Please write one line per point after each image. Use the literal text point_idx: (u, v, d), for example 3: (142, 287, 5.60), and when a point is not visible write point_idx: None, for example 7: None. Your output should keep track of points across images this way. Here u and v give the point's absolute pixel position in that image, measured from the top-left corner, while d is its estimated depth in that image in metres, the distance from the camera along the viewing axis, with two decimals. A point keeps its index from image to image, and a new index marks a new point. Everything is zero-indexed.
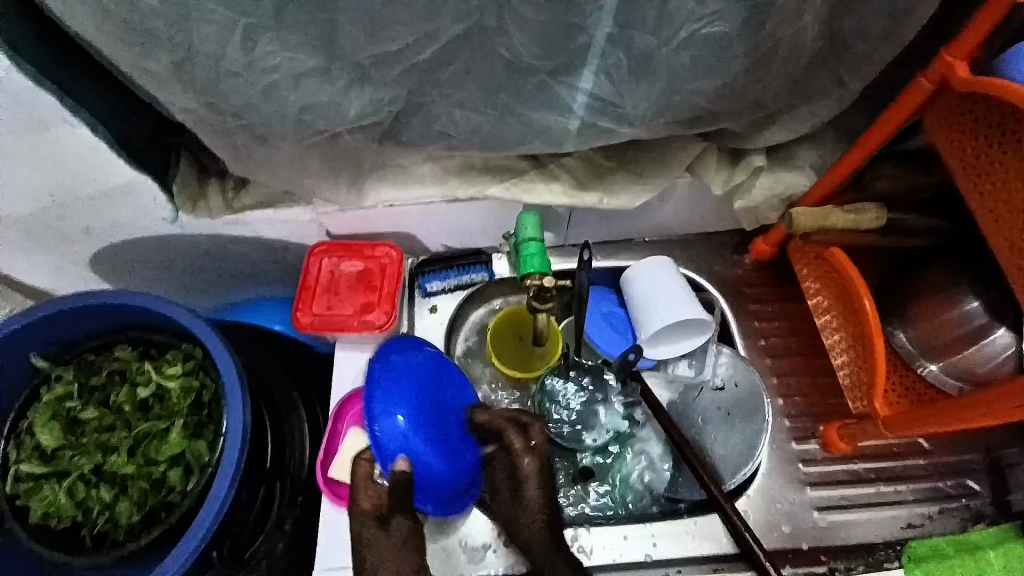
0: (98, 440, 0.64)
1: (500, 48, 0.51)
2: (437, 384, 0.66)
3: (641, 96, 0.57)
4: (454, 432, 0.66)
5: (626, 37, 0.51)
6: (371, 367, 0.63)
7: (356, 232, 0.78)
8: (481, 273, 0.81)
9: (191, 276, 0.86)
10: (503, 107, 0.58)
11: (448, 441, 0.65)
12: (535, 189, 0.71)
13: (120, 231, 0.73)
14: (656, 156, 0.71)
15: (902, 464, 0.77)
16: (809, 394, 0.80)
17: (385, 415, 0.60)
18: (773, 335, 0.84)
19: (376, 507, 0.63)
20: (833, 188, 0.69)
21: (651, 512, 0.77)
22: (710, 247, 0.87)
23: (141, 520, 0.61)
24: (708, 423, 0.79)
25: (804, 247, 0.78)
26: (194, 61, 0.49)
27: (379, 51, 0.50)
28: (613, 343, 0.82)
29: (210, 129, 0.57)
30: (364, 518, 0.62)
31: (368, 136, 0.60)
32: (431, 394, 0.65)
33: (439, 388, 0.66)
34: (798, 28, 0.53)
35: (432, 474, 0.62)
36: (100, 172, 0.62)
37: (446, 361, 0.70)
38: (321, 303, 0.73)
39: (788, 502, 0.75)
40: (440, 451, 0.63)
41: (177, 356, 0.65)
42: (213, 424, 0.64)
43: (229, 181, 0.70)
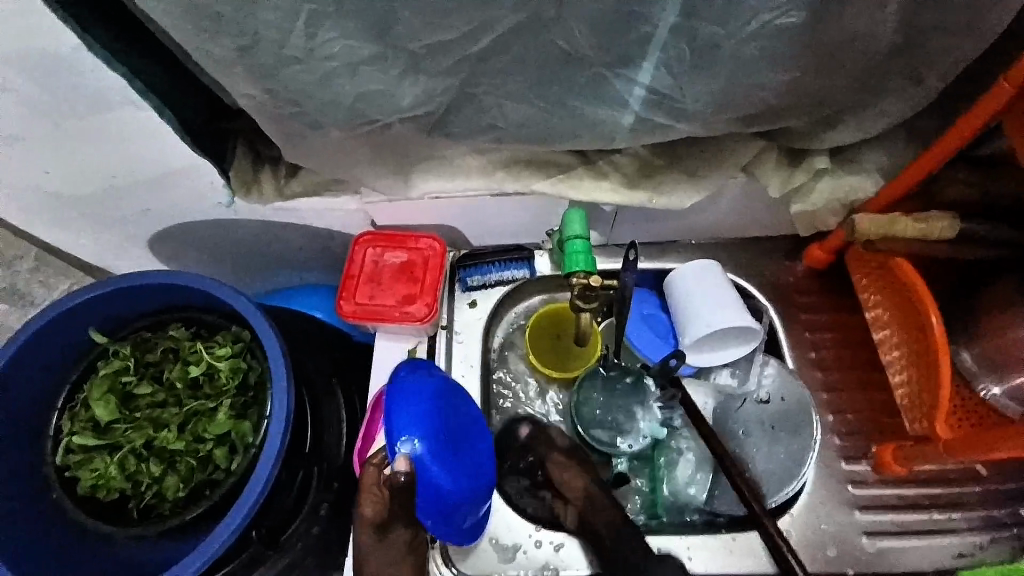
0: (150, 415, 0.66)
1: (558, 38, 0.50)
2: (453, 405, 0.61)
3: (701, 91, 0.55)
4: (476, 457, 0.60)
5: (690, 29, 0.49)
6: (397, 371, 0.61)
7: (399, 222, 0.78)
8: (524, 270, 0.80)
9: (240, 260, 0.88)
10: (557, 99, 0.56)
11: (465, 463, 0.58)
12: (583, 186, 0.69)
13: (177, 213, 0.75)
14: (710, 156, 0.69)
15: (958, 491, 0.73)
16: (862, 412, 0.76)
17: (401, 413, 0.56)
18: (824, 348, 0.80)
19: (377, 515, 0.62)
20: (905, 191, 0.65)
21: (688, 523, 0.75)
22: (759, 251, 0.84)
23: (186, 495, 0.63)
24: (750, 436, 0.76)
25: (864, 256, 0.74)
26: (257, 47, 0.49)
27: (436, 40, 0.49)
28: (654, 347, 0.79)
29: (267, 115, 0.58)
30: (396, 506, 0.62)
31: (419, 126, 0.60)
32: (453, 410, 0.61)
33: (455, 408, 0.61)
34: (877, 22, 0.50)
35: (441, 491, 0.56)
36: (161, 155, 0.64)
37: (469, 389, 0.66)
38: (363, 293, 0.73)
39: (833, 523, 0.71)
40: (454, 465, 0.57)
41: (227, 338, 0.67)
42: (258, 406, 0.66)
43: (280, 167, 0.71)
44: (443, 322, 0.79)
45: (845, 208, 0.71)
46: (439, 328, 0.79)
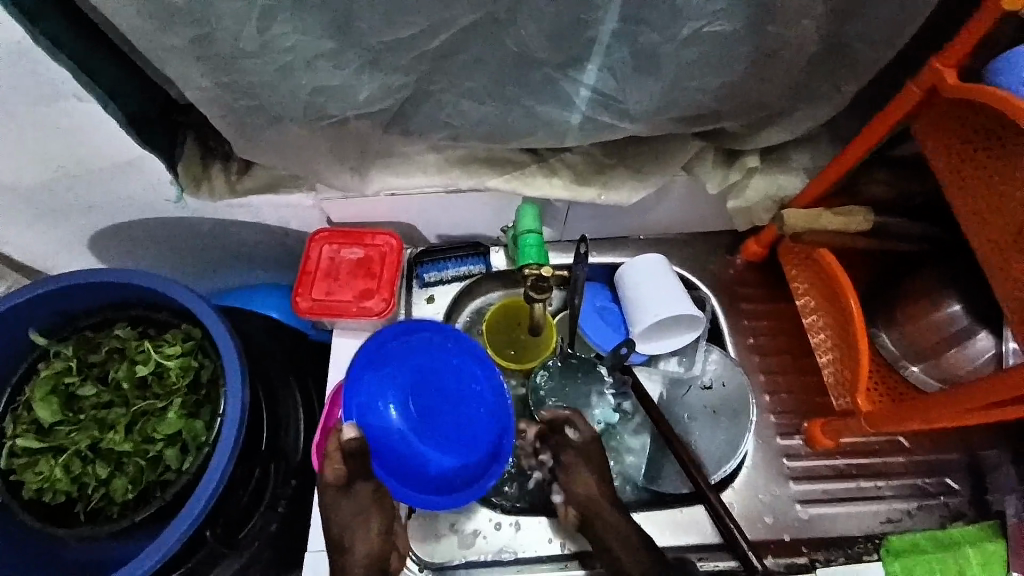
0: (96, 415, 0.64)
1: (509, 40, 0.53)
2: (434, 375, 0.71)
3: (643, 93, 0.58)
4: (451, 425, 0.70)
5: (633, 33, 0.53)
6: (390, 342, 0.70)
7: (357, 219, 0.79)
8: (479, 265, 0.83)
9: (191, 259, 0.86)
10: (509, 98, 0.59)
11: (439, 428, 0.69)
12: (536, 182, 0.73)
13: (121, 209, 0.73)
14: (654, 154, 0.73)
15: (883, 461, 0.80)
16: (795, 391, 0.82)
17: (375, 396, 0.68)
18: (761, 334, 0.86)
19: (338, 479, 0.63)
20: (825, 190, 0.71)
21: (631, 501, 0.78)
22: (703, 246, 0.90)
23: (135, 497, 0.62)
24: (694, 420, 0.80)
25: (793, 248, 0.81)
26: (212, 39, 0.50)
27: (391, 38, 0.51)
28: (606, 337, 0.83)
29: (221, 110, 0.58)
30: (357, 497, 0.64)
31: (375, 123, 0.61)
32: (423, 381, 0.70)
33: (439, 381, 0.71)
34: (798, 32, 0.55)
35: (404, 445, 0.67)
36: (108, 150, 0.63)
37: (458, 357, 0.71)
38: (321, 288, 0.74)
39: (770, 495, 0.77)
40: (423, 433, 0.68)
41: (177, 336, 0.66)
42: (211, 405, 0.65)
43: (233, 164, 0.70)
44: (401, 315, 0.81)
45: (776, 204, 0.78)
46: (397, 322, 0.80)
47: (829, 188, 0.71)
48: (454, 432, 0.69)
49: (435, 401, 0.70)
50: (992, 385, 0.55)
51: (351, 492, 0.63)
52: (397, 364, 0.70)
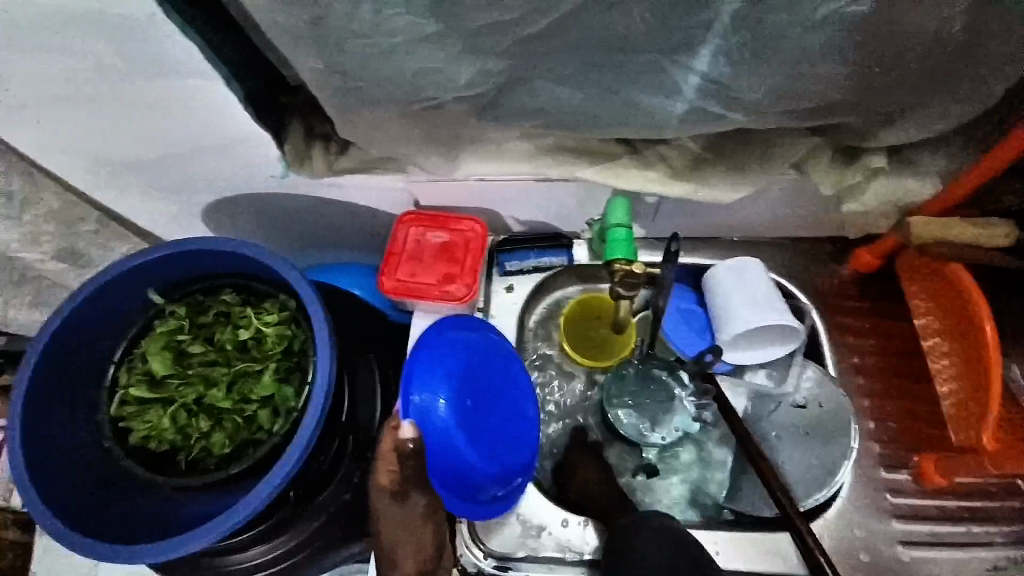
0: (201, 372, 0.70)
1: (617, 24, 0.50)
2: (483, 372, 0.69)
3: (760, 81, 0.54)
4: (494, 430, 0.68)
5: (756, 15, 0.48)
6: (440, 333, 0.69)
7: (443, 204, 0.79)
8: (561, 257, 0.81)
9: (286, 234, 0.91)
10: (610, 84, 0.56)
11: (482, 432, 0.67)
12: (627, 175, 0.69)
13: (231, 183, 0.78)
14: (760, 151, 0.68)
15: (1000, 505, 0.70)
16: (903, 419, 0.74)
17: (429, 390, 0.64)
18: (867, 354, 0.77)
19: (393, 486, 0.60)
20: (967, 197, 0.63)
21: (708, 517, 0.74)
22: (804, 252, 0.82)
23: (231, 452, 0.66)
24: (781, 439, 0.74)
25: (917, 262, 0.72)
26: (325, 21, 0.51)
27: (496, 19, 0.50)
28: (691, 343, 0.78)
29: (327, 90, 0.59)
30: (415, 505, 0.61)
31: (471, 107, 0.61)
32: (472, 378, 0.68)
33: (487, 379, 0.69)
34: (954, 13, 0.48)
35: (456, 451, 0.64)
36: (222, 126, 0.67)
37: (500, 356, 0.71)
38: (405, 270, 0.75)
39: (866, 531, 0.70)
40: (471, 435, 0.66)
41: (274, 305, 0.70)
42: (301, 373, 0.68)
43: (332, 144, 0.73)
44: (479, 304, 0.81)
45: (898, 210, 0.71)
46: (476, 310, 0.80)
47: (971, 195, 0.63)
48: (494, 436, 0.68)
49: (477, 399, 0.68)
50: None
51: (406, 503, 0.60)
52: (450, 357, 0.67)
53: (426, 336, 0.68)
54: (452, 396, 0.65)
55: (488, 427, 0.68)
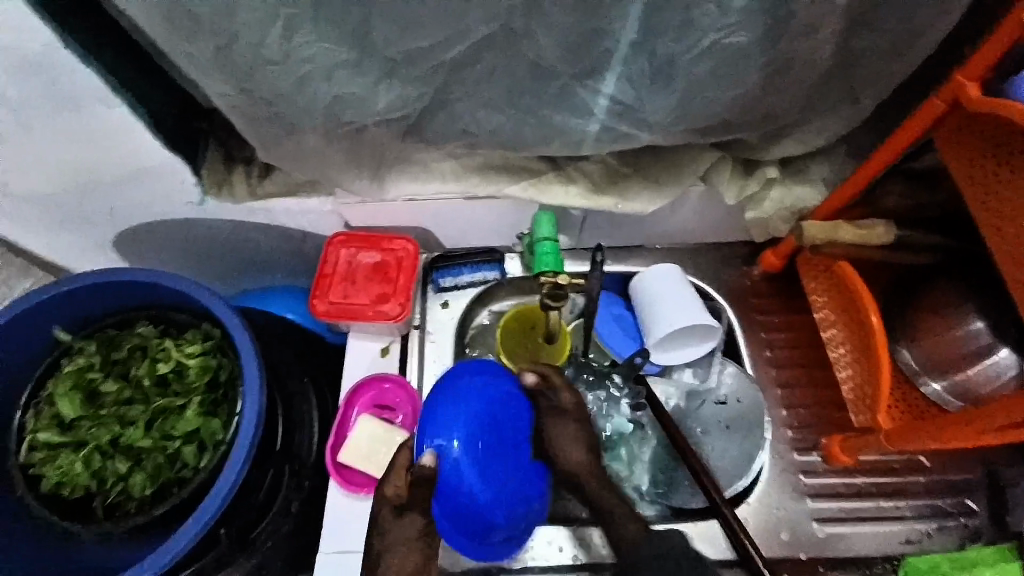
0: (116, 411, 0.65)
1: (526, 50, 0.53)
2: (501, 418, 0.65)
3: (660, 103, 0.58)
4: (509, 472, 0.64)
5: (650, 44, 0.53)
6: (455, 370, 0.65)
7: (373, 225, 0.80)
8: (494, 272, 0.83)
9: (210, 262, 0.88)
10: (524, 107, 0.60)
11: (497, 477, 0.63)
12: (552, 191, 0.73)
13: (145, 212, 0.75)
14: (672, 165, 0.73)
15: (902, 480, 0.78)
16: (813, 405, 0.81)
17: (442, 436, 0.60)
18: (777, 347, 0.84)
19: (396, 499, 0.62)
20: (847, 202, 0.70)
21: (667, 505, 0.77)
22: (718, 257, 0.89)
23: (152, 494, 0.62)
24: (706, 434, 0.79)
25: (813, 260, 0.80)
26: (237, 49, 0.51)
27: (410, 47, 0.52)
28: (623, 345, 0.83)
29: (243, 116, 0.59)
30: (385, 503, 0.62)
31: (393, 130, 0.62)
32: (488, 426, 0.63)
33: (504, 429, 0.65)
34: (819, 44, 0.55)
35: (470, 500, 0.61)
36: (133, 153, 0.65)
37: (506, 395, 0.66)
38: (337, 292, 0.75)
39: (785, 510, 0.76)
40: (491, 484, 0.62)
41: (197, 336, 0.67)
42: (229, 404, 0.65)
43: (254, 169, 0.72)
44: (416, 322, 0.82)
45: (794, 216, 0.77)
46: (411, 328, 0.81)
47: (852, 199, 0.70)
48: (509, 482, 0.64)
49: (495, 444, 0.64)
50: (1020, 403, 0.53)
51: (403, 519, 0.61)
52: (467, 395, 0.63)
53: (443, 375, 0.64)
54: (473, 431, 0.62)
55: (503, 474, 0.64)
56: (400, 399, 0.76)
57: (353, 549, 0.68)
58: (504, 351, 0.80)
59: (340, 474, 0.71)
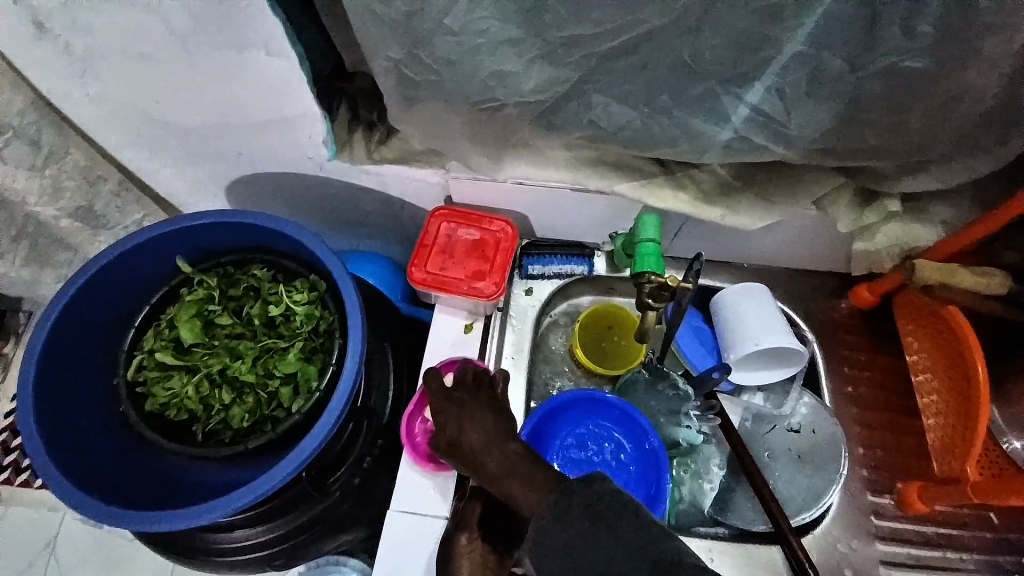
0: (226, 344, 0.69)
1: (686, 50, 0.53)
2: (606, 442, 0.77)
3: (807, 119, 0.58)
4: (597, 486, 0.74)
5: (815, 58, 0.52)
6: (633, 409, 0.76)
7: (474, 203, 0.82)
8: (582, 266, 0.84)
9: (308, 217, 0.91)
10: (664, 107, 0.60)
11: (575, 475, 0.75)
12: (661, 194, 0.73)
13: (267, 160, 0.78)
14: (788, 184, 0.72)
15: (971, 534, 0.75)
16: (891, 449, 0.79)
17: (557, 429, 0.77)
18: (861, 384, 0.82)
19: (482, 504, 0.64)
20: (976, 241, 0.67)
21: (756, 529, 0.75)
22: (808, 285, 0.87)
23: (248, 427, 0.65)
24: (773, 459, 0.79)
25: (913, 302, 0.78)
26: (411, 14, 0.53)
27: (575, 33, 0.53)
28: (700, 358, 0.82)
29: (393, 80, 0.61)
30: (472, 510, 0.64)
31: (528, 112, 0.63)
32: (586, 441, 0.77)
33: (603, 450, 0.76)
34: (985, 81, 0.53)
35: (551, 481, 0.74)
36: (276, 102, 0.68)
37: (625, 426, 0.77)
38: (435, 263, 0.76)
39: (848, 546, 0.74)
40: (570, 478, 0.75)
41: (304, 285, 0.69)
42: (325, 354, 0.68)
43: (375, 134, 0.75)
44: (500, 305, 0.82)
45: (904, 254, 0.75)
46: (496, 310, 0.82)
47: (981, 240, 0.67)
48: None
49: (588, 455, 0.76)
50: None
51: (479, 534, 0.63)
52: (579, 417, 0.78)
53: (613, 402, 0.77)
54: (583, 444, 0.77)
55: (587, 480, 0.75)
56: None
57: (439, 516, 0.69)
58: (575, 342, 0.81)
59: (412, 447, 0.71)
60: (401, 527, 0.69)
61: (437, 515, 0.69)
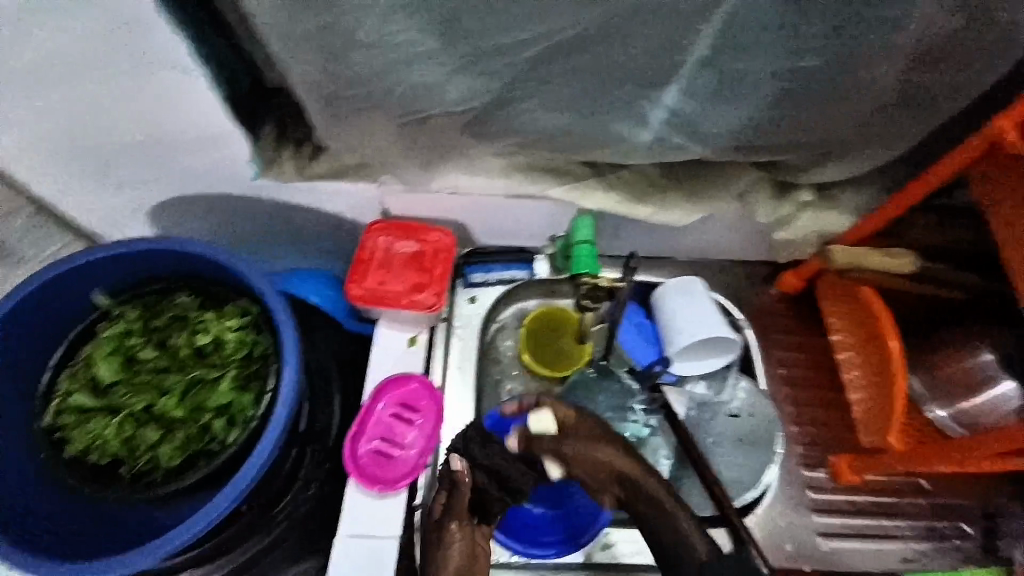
0: (150, 380, 0.66)
1: (603, 57, 0.55)
2: None
3: (719, 119, 0.61)
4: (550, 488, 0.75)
5: (721, 62, 0.55)
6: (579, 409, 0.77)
7: (412, 215, 0.81)
8: (522, 271, 0.84)
9: (240, 239, 0.88)
10: (589, 112, 0.61)
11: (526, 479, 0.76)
12: (592, 195, 0.75)
13: (190, 183, 0.75)
14: (710, 180, 0.75)
15: (901, 500, 0.81)
16: (822, 425, 0.83)
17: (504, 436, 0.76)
18: (792, 365, 0.87)
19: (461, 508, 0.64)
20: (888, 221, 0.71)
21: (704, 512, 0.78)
22: (740, 275, 0.92)
23: (180, 464, 0.62)
24: (718, 444, 0.81)
25: (833, 284, 0.82)
26: (323, 29, 0.52)
27: (493, 43, 0.53)
28: (643, 352, 0.84)
29: (313, 95, 0.59)
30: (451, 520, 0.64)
31: (455, 122, 0.63)
32: None
33: None
34: (875, 79, 0.57)
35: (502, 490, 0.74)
36: (193, 122, 0.65)
37: None
38: (373, 278, 0.75)
39: (789, 522, 0.78)
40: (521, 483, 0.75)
41: (234, 310, 0.67)
42: (260, 381, 0.65)
43: (303, 149, 0.72)
44: (444, 315, 0.83)
45: (821, 240, 0.80)
46: (440, 320, 0.82)
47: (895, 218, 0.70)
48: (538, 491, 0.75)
49: None
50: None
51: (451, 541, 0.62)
52: None
53: None
54: None
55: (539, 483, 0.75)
56: (426, 403, 0.72)
57: (390, 536, 0.68)
58: (522, 347, 0.82)
59: (360, 470, 0.69)
60: (353, 551, 0.67)
61: (389, 535, 0.68)
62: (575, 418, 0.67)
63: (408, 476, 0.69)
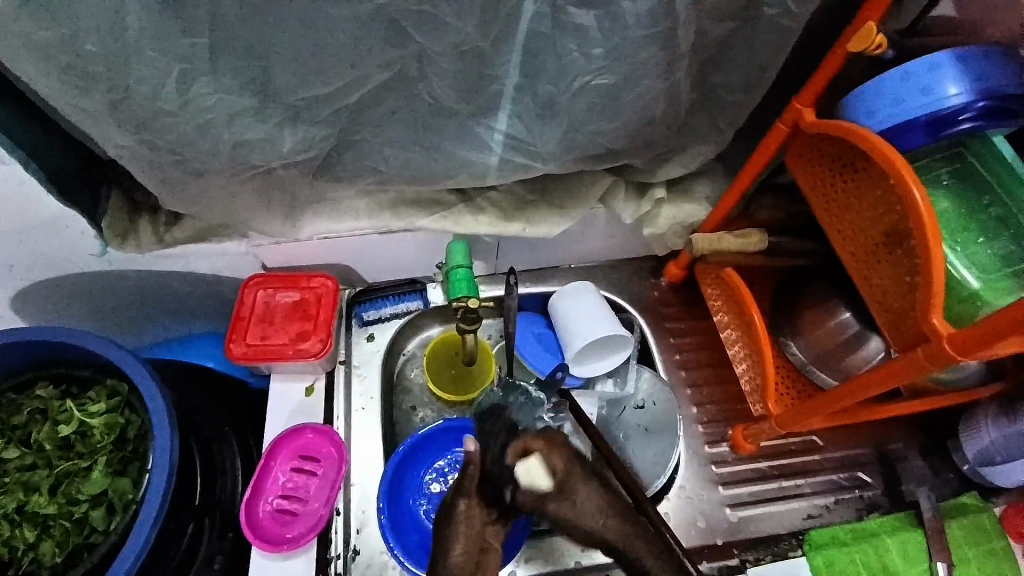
0: (19, 479, 0.62)
1: (423, 92, 0.58)
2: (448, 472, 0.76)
3: (549, 137, 0.64)
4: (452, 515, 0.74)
5: (532, 85, 0.58)
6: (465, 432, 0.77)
7: (292, 264, 0.80)
8: (416, 301, 0.85)
9: (121, 314, 0.85)
10: (430, 144, 0.64)
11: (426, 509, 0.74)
12: (463, 221, 0.77)
13: (44, 269, 0.72)
14: (572, 190, 0.79)
15: (801, 460, 0.86)
16: (719, 401, 0.88)
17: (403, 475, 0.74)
18: (685, 350, 0.92)
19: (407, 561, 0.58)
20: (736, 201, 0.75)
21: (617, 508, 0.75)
22: (629, 272, 0.96)
23: (63, 562, 0.59)
24: (628, 438, 0.84)
25: (706, 269, 0.87)
26: (129, 101, 0.52)
27: (309, 94, 0.55)
28: (544, 361, 0.86)
29: (143, 163, 0.59)
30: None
31: (301, 171, 0.64)
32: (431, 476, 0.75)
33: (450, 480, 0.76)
34: (678, 83, 0.62)
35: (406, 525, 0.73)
36: (28, 208, 0.63)
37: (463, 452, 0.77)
38: (254, 334, 0.74)
39: (700, 500, 0.81)
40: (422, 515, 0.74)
41: (102, 392, 0.64)
42: (139, 461, 0.63)
43: (160, 216, 0.71)
44: (342, 358, 0.82)
45: (686, 230, 0.85)
46: (338, 363, 0.81)
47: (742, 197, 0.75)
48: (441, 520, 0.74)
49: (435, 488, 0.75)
50: (883, 373, 0.58)
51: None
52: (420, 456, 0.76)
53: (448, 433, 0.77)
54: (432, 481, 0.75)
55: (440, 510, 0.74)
56: (325, 450, 0.73)
57: None
58: (426, 375, 0.83)
59: (259, 536, 0.68)
60: None
61: None
62: (565, 468, 0.62)
63: (311, 530, 0.68)
